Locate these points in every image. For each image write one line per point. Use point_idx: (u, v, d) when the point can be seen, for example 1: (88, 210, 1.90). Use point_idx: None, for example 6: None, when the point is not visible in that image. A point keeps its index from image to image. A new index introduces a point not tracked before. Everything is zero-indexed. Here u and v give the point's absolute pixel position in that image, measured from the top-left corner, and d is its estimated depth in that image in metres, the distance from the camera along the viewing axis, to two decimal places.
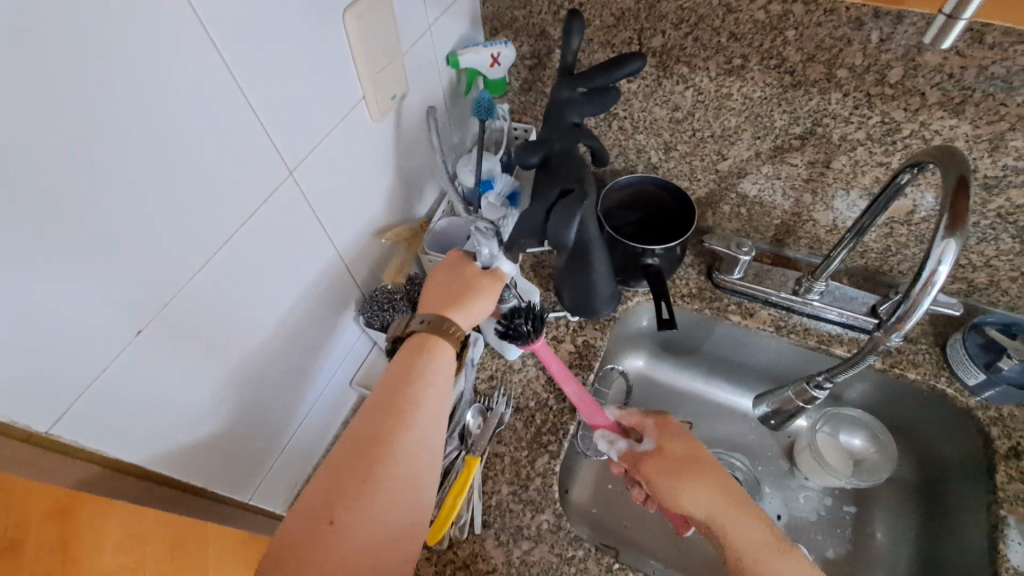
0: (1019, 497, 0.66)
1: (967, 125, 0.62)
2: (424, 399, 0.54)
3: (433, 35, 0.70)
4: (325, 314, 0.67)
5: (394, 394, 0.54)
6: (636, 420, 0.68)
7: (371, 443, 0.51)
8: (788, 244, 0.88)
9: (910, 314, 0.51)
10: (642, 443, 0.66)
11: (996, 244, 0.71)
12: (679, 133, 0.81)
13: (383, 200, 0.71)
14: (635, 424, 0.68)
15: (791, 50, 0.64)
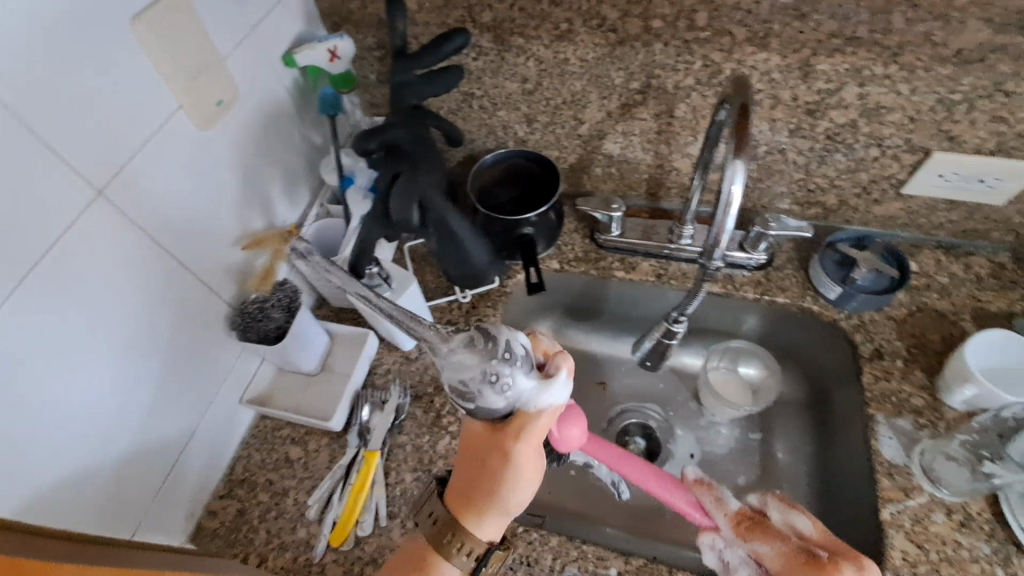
0: (883, 395, 0.71)
1: (776, 57, 0.65)
2: (509, 475, 0.49)
3: (259, 36, 0.69)
4: (191, 334, 0.67)
5: (468, 445, 0.51)
6: (763, 554, 0.61)
7: (457, 507, 0.50)
8: (661, 197, 0.91)
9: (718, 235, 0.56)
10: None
11: (834, 165, 0.76)
12: (536, 104, 0.82)
13: (236, 211, 0.71)
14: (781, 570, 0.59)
15: (607, 9, 0.67)
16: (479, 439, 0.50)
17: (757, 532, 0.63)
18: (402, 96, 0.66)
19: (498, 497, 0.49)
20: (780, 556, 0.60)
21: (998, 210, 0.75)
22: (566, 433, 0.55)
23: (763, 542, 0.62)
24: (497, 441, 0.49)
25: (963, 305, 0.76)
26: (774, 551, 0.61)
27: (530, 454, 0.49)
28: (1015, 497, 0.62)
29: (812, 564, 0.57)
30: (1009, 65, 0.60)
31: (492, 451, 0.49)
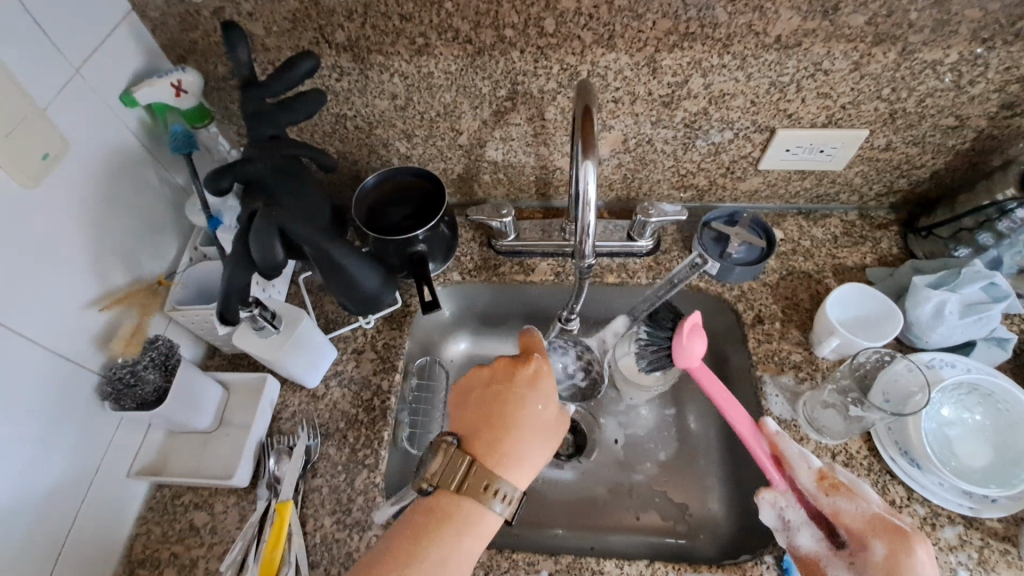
0: (767, 355, 0.77)
1: (625, 56, 0.69)
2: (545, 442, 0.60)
3: (88, 78, 0.64)
4: (54, 407, 0.61)
5: (540, 416, 0.59)
6: (842, 512, 0.59)
7: (503, 459, 0.57)
8: (551, 197, 0.93)
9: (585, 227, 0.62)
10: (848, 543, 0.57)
11: (698, 150, 0.81)
12: (410, 119, 0.81)
13: (89, 272, 0.65)
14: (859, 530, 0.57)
15: (458, 21, 0.67)
16: (529, 416, 0.59)
17: (840, 491, 0.60)
18: (260, 126, 0.63)
19: (537, 465, 0.59)
20: (864, 517, 0.58)
21: (842, 173, 0.83)
22: (689, 345, 0.68)
23: (847, 500, 0.60)
24: (560, 424, 0.61)
25: (824, 263, 0.84)
26: (859, 511, 0.58)
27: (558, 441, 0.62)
28: (884, 429, 0.69)
29: (890, 528, 0.56)
30: (821, 46, 0.66)
31: (555, 429, 0.61)
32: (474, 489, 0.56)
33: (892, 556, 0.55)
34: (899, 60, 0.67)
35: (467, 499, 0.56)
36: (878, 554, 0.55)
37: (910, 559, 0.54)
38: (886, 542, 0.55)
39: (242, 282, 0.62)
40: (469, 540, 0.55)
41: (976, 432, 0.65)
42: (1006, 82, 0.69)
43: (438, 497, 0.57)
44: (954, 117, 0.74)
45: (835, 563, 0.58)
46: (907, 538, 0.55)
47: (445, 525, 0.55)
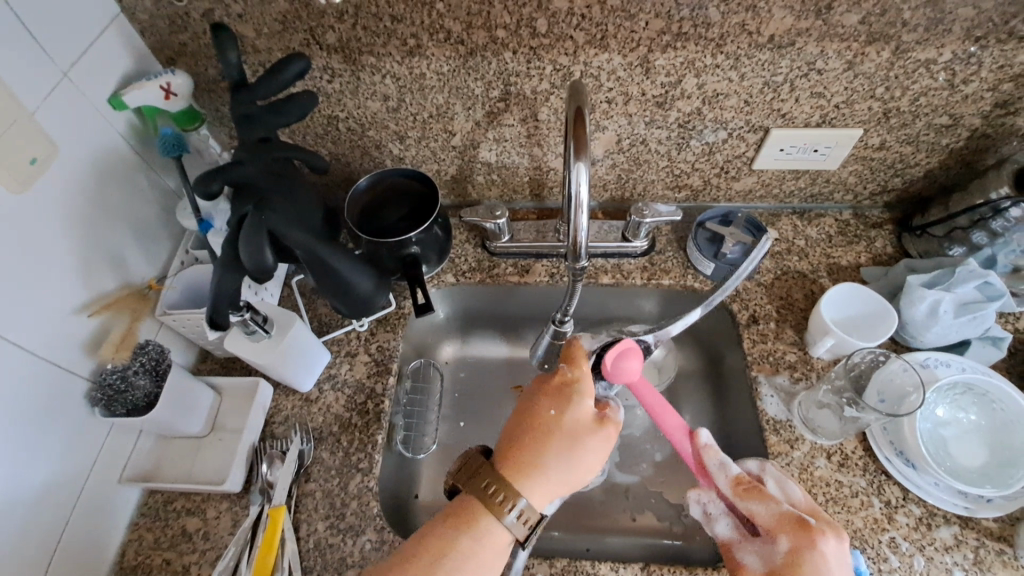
0: (762, 355, 0.76)
1: (617, 56, 0.69)
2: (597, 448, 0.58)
3: (76, 81, 0.63)
4: (44, 413, 0.60)
5: (560, 425, 0.58)
6: (757, 513, 0.57)
7: (525, 473, 0.56)
8: (545, 197, 0.92)
9: (578, 228, 0.62)
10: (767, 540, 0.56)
11: (692, 150, 0.80)
12: (403, 121, 0.80)
13: (79, 277, 0.65)
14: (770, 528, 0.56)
15: (449, 21, 0.67)
16: (571, 425, 0.58)
17: (755, 494, 0.58)
18: (251, 128, 0.62)
19: (591, 467, 0.58)
20: (773, 516, 0.56)
21: (837, 173, 0.83)
22: (623, 366, 0.66)
23: (759, 502, 0.57)
24: (592, 429, 0.59)
25: (819, 263, 0.83)
26: (769, 511, 0.57)
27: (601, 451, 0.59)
28: (879, 429, 0.68)
29: (801, 525, 0.55)
30: (815, 46, 0.66)
31: (585, 436, 0.58)
32: (489, 500, 0.55)
33: (795, 552, 0.54)
34: (893, 58, 0.67)
35: (481, 508, 0.55)
36: (783, 549, 0.54)
37: (814, 556, 0.53)
38: (791, 539, 0.54)
39: (233, 287, 0.61)
40: (485, 550, 0.54)
41: (971, 432, 0.65)
42: (1000, 81, 0.69)
43: (456, 506, 0.56)
44: (947, 116, 0.74)
45: (746, 547, 0.58)
46: (810, 533, 0.54)
47: (461, 534, 0.54)
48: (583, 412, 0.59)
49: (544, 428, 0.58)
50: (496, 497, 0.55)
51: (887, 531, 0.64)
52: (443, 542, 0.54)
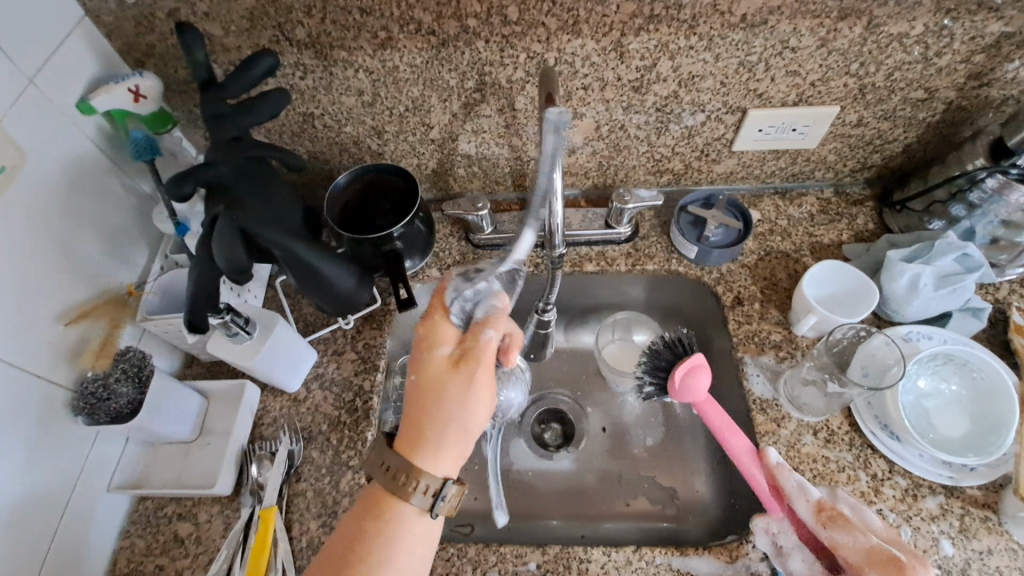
0: (747, 336, 0.77)
1: (591, 42, 0.68)
2: (470, 390, 0.55)
3: (43, 87, 0.62)
4: (26, 424, 0.60)
5: (425, 383, 0.55)
6: (842, 546, 0.55)
7: (411, 445, 0.54)
8: (527, 187, 0.92)
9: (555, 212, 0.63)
10: None
11: (671, 134, 0.80)
12: (379, 115, 0.79)
13: (55, 286, 0.64)
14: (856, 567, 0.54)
15: (419, 12, 0.66)
16: (431, 378, 0.55)
17: (839, 526, 0.56)
18: (221, 128, 0.61)
19: (471, 409, 0.54)
20: (861, 552, 0.54)
21: (816, 151, 0.83)
22: (692, 383, 0.67)
23: (846, 533, 0.55)
24: (454, 376, 0.55)
25: (801, 242, 0.84)
26: (857, 543, 0.54)
27: (477, 392, 0.55)
28: (863, 404, 0.69)
29: (895, 563, 0.52)
30: (787, 23, 0.66)
31: (446, 386, 0.55)
32: (395, 485, 0.52)
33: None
34: (865, 34, 0.67)
35: (386, 492, 0.53)
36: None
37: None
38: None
39: (208, 287, 0.61)
40: (403, 529, 0.52)
41: (952, 403, 0.66)
42: (973, 52, 0.69)
43: (361, 501, 0.54)
44: (922, 90, 0.74)
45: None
46: (903, 572, 0.51)
47: (369, 522, 0.52)
48: (442, 362, 0.56)
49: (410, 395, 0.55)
50: (394, 478, 0.52)
51: (875, 504, 0.64)
52: (356, 531, 0.52)
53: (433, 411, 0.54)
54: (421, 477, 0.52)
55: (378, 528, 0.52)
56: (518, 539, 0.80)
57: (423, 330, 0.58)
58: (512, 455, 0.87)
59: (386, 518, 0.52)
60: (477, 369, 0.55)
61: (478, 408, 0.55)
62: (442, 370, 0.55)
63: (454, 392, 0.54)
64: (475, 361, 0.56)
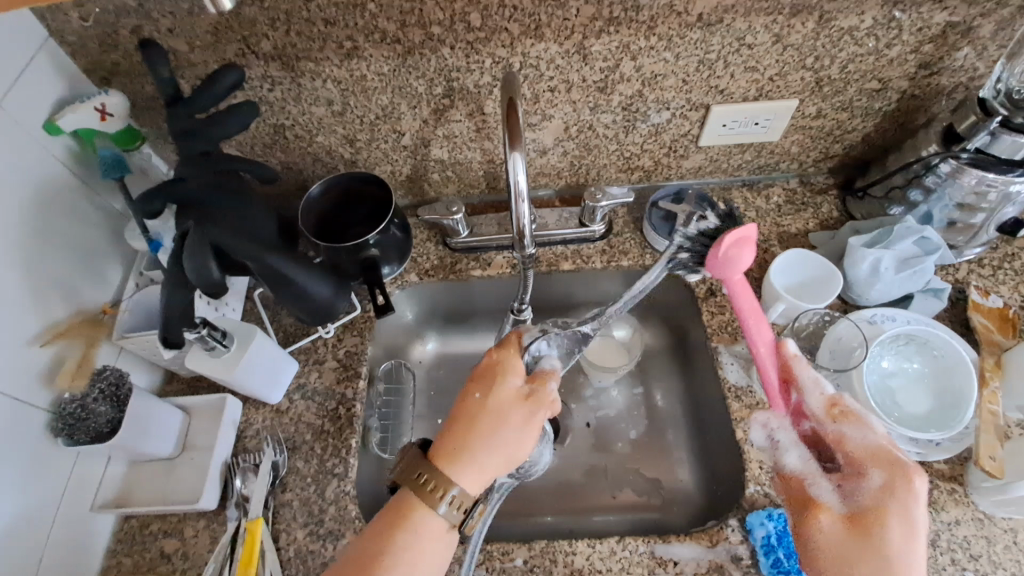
0: (721, 326, 0.79)
1: (554, 45, 0.70)
2: (528, 428, 0.58)
3: (8, 108, 0.62)
4: (5, 448, 0.60)
5: (486, 409, 0.57)
6: (849, 439, 0.57)
7: (451, 455, 0.56)
8: (501, 190, 0.93)
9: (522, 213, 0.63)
10: (850, 492, 0.54)
11: (639, 132, 0.82)
12: (350, 125, 0.80)
13: (29, 308, 0.64)
14: (857, 460, 0.55)
15: (383, 21, 0.67)
16: (495, 405, 0.58)
17: (822, 471, 0.57)
18: (189, 143, 0.61)
19: (523, 443, 0.57)
20: (867, 446, 0.55)
21: (780, 144, 0.85)
22: (739, 253, 0.67)
23: (855, 428, 0.57)
24: (521, 408, 0.58)
25: (770, 233, 0.86)
26: (863, 438, 0.56)
27: (527, 433, 0.58)
28: None
29: (863, 514, 0.52)
30: (742, 21, 0.68)
31: (509, 416, 0.58)
32: (420, 488, 0.55)
33: (886, 489, 0.52)
34: (817, 29, 0.69)
35: (414, 499, 0.55)
36: (876, 484, 0.53)
37: (869, 541, 0.51)
38: (885, 473, 0.53)
39: (182, 302, 0.61)
40: (426, 540, 0.54)
41: (915, 380, 0.69)
42: (921, 43, 0.71)
43: (388, 506, 0.55)
44: (877, 80, 0.76)
45: (822, 482, 0.56)
46: (904, 470, 0.53)
47: (399, 531, 0.53)
48: (507, 394, 0.59)
49: (468, 411, 0.58)
50: (427, 486, 0.55)
51: None
52: (383, 538, 0.53)
53: (490, 430, 0.57)
54: (451, 490, 0.54)
55: (403, 536, 0.53)
56: (508, 537, 0.81)
57: (498, 356, 0.61)
58: None
59: (414, 525, 0.54)
60: (543, 406, 0.59)
61: (529, 444, 0.58)
62: (507, 398, 0.58)
63: (514, 425, 0.57)
64: (542, 405, 0.59)
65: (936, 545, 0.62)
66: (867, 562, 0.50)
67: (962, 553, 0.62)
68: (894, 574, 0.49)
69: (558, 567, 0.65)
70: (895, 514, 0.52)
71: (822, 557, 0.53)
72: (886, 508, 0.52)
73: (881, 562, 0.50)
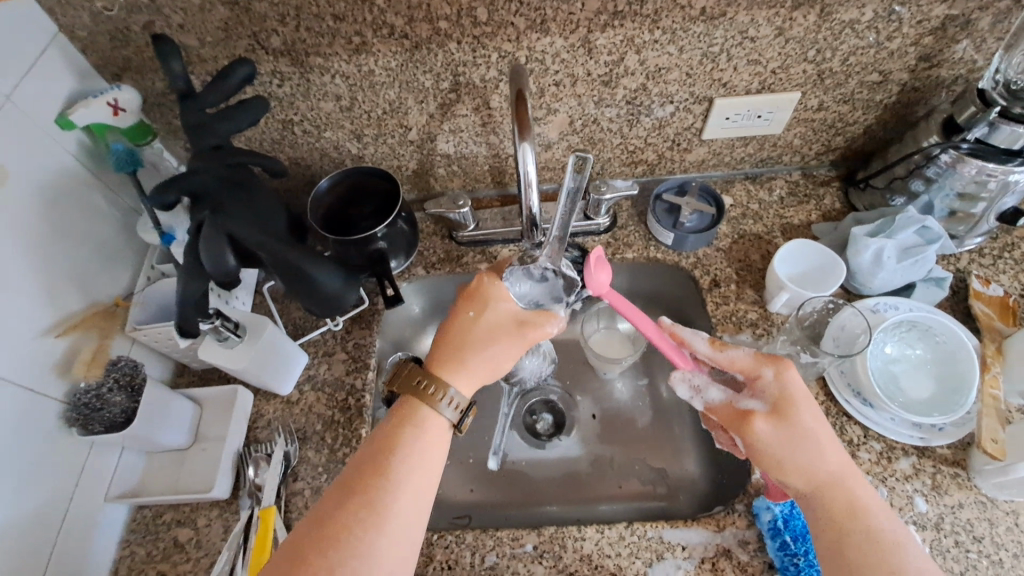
0: (725, 316, 0.80)
1: (559, 39, 0.71)
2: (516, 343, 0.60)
3: (20, 103, 0.63)
4: (21, 437, 0.61)
5: (478, 326, 0.60)
6: (737, 360, 0.61)
7: (447, 357, 0.59)
8: (507, 184, 0.94)
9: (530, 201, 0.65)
10: (758, 399, 0.59)
11: (643, 125, 0.83)
12: (358, 120, 0.81)
13: (43, 299, 0.65)
14: (747, 370, 0.60)
15: (392, 16, 0.68)
16: (487, 319, 0.61)
17: (732, 345, 0.63)
18: (201, 136, 0.62)
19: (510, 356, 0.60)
20: (750, 355, 0.61)
21: (782, 136, 0.86)
22: (597, 275, 0.63)
23: (738, 349, 0.62)
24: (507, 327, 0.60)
25: (773, 224, 0.87)
26: (745, 354, 0.62)
27: (517, 347, 0.61)
28: (836, 373, 0.72)
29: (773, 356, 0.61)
30: (745, 14, 0.69)
31: (499, 331, 0.60)
32: (418, 390, 0.58)
33: (779, 377, 0.59)
34: (819, 21, 0.70)
35: (415, 401, 0.58)
36: (769, 379, 0.59)
37: (792, 377, 0.59)
38: (772, 367, 0.59)
39: (197, 293, 0.62)
40: (428, 436, 0.56)
41: (917, 366, 0.70)
42: (921, 35, 0.73)
43: (397, 408, 0.58)
44: (878, 72, 0.77)
45: (743, 398, 0.60)
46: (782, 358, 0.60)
47: (406, 427, 0.56)
48: (500, 314, 0.61)
49: (460, 327, 0.61)
50: (424, 388, 0.57)
51: None
52: (389, 437, 0.56)
53: (481, 342, 0.60)
54: (449, 391, 0.57)
55: (408, 433, 0.56)
56: (515, 524, 0.83)
57: (488, 279, 0.63)
58: (505, 446, 0.89)
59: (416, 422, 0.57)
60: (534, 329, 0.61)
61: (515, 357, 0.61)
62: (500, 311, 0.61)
63: (503, 341, 0.60)
64: (536, 326, 0.61)
65: (940, 528, 0.63)
66: (803, 393, 0.58)
67: (965, 535, 0.63)
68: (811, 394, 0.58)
69: (567, 552, 0.65)
70: (798, 392, 0.58)
71: (777, 409, 0.58)
72: (790, 393, 0.58)
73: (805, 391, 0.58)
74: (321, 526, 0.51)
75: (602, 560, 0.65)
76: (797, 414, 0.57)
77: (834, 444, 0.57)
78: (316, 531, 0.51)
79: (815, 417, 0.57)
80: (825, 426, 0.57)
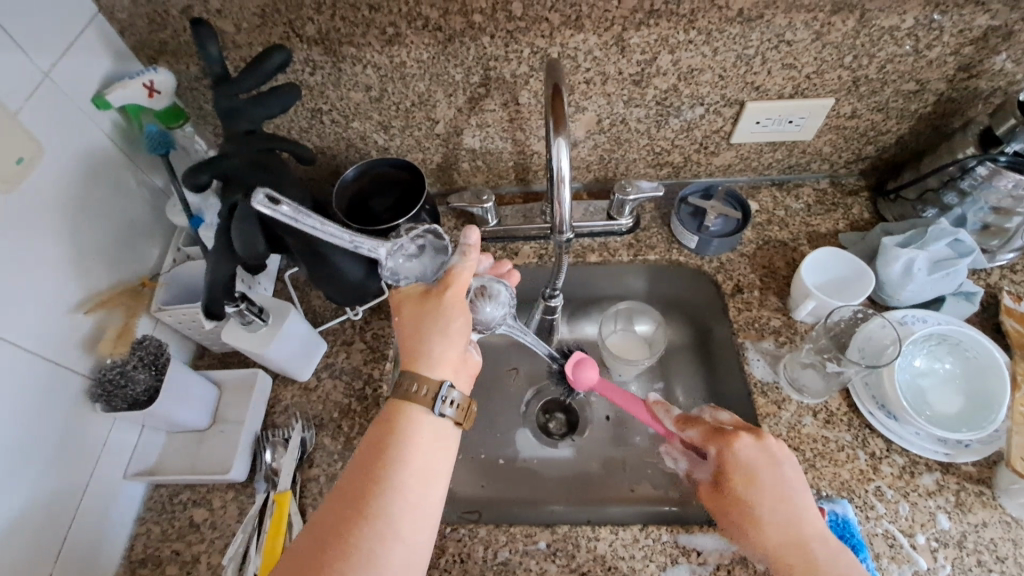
0: (747, 323, 0.79)
1: (593, 36, 0.70)
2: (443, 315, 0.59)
3: (58, 81, 0.64)
4: (46, 409, 0.61)
5: (406, 327, 0.60)
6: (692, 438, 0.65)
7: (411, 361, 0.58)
8: (530, 181, 0.94)
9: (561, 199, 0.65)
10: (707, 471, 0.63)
11: (671, 127, 0.82)
12: (386, 111, 0.81)
13: (72, 275, 0.65)
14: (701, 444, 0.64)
15: (427, 8, 0.68)
16: (412, 316, 0.60)
17: (690, 423, 0.66)
18: (234, 120, 0.62)
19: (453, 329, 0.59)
20: (702, 432, 0.64)
21: (812, 143, 0.85)
22: (580, 374, 0.77)
23: (692, 427, 0.65)
24: (425, 310, 0.60)
25: (799, 232, 0.86)
26: (700, 430, 0.64)
27: (449, 321, 0.59)
28: (861, 385, 0.71)
29: (721, 434, 0.62)
30: (782, 17, 0.68)
31: (422, 318, 0.59)
32: (411, 395, 0.56)
33: (720, 457, 0.61)
34: (857, 27, 0.69)
35: (402, 406, 0.56)
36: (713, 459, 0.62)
37: (733, 456, 0.60)
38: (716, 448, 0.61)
39: (226, 277, 0.63)
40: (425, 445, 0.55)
41: (946, 381, 0.68)
42: (961, 45, 0.71)
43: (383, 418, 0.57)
44: (914, 81, 0.76)
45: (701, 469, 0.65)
46: (727, 436, 0.61)
47: (399, 434, 0.55)
48: (414, 304, 0.61)
49: (405, 331, 0.60)
50: (414, 389, 0.56)
51: (873, 481, 0.66)
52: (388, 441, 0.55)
53: (419, 335, 0.59)
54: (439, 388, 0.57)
55: (403, 437, 0.55)
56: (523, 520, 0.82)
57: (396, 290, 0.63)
58: (517, 444, 0.89)
59: (409, 431, 0.56)
60: (443, 294, 0.60)
61: (454, 323, 0.59)
62: (414, 304, 0.61)
63: (429, 322, 0.59)
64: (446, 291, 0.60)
65: (962, 546, 0.62)
66: (744, 471, 0.59)
67: (989, 555, 0.61)
68: (755, 473, 0.59)
69: (580, 552, 0.65)
70: (736, 473, 0.59)
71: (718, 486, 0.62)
72: (731, 475, 0.60)
73: (749, 468, 0.59)
74: (328, 540, 0.49)
75: (615, 561, 0.64)
76: (737, 494, 0.59)
77: (774, 513, 0.58)
78: (320, 543, 0.49)
79: (755, 496, 0.58)
80: (766, 504, 0.58)
